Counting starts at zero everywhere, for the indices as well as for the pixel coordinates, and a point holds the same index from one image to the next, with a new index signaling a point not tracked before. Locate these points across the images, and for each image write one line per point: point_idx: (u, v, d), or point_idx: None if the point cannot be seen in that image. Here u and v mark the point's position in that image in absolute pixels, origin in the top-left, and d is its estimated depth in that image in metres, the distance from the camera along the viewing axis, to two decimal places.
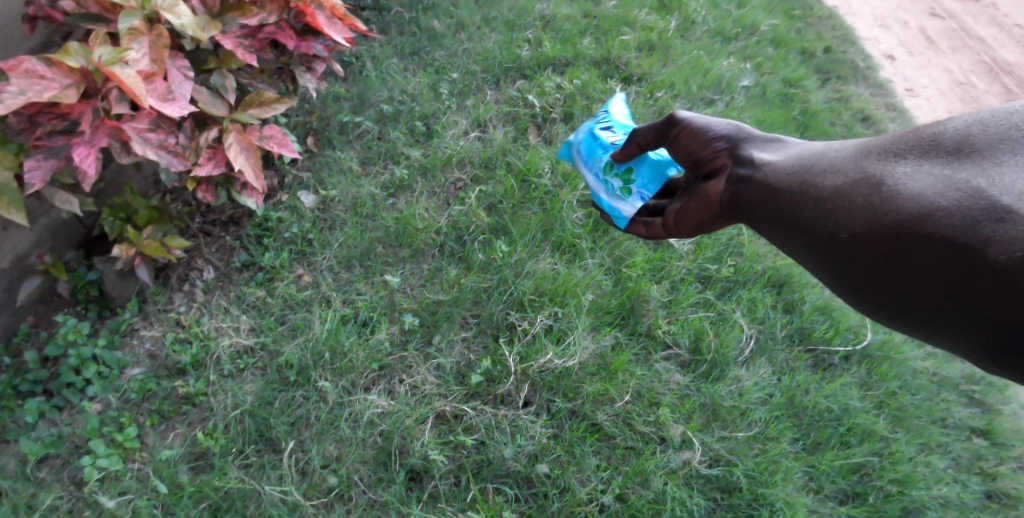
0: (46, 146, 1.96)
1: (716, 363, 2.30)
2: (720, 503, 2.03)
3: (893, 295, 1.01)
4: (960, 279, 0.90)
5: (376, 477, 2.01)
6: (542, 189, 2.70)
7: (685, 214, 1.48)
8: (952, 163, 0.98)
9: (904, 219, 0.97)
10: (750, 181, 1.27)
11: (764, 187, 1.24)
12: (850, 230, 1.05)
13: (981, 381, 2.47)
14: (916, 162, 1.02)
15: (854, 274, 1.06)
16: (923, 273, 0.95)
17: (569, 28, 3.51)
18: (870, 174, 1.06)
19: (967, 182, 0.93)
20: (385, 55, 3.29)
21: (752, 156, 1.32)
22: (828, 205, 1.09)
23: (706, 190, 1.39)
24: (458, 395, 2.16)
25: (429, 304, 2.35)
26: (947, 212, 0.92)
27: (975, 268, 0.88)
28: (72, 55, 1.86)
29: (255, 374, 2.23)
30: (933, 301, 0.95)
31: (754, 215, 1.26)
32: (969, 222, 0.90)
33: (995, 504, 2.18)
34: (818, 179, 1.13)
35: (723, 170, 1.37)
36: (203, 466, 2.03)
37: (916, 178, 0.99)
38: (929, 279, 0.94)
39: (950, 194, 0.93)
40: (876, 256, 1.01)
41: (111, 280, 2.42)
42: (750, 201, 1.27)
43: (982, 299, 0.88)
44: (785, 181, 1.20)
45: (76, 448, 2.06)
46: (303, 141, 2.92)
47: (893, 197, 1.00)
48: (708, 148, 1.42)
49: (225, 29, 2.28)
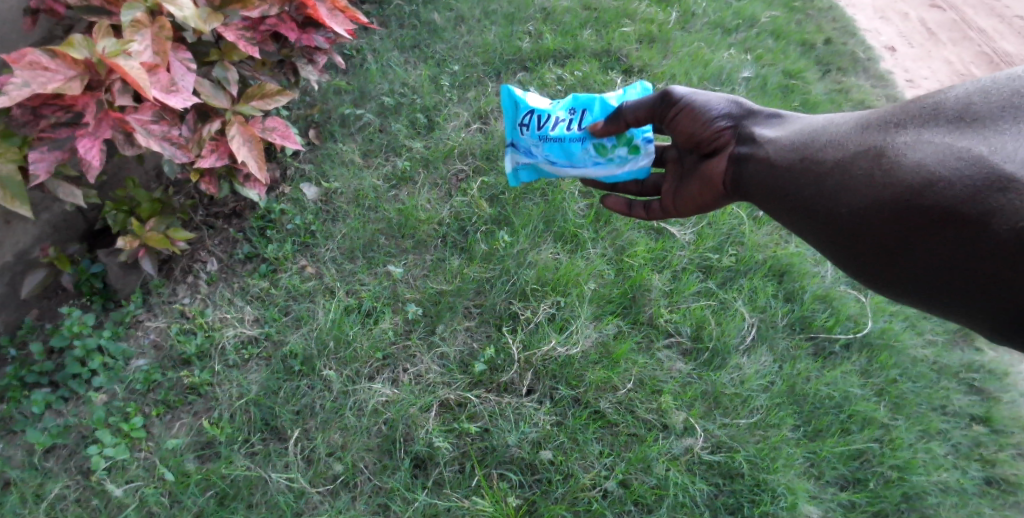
0: (50, 138, 1.96)
1: (718, 352, 2.32)
2: (722, 489, 2.05)
3: (896, 261, 1.18)
4: (963, 245, 1.05)
5: (381, 464, 2.03)
6: (543, 180, 2.71)
7: (690, 194, 1.65)
8: (951, 134, 1.13)
9: (905, 191, 1.13)
10: (751, 157, 1.47)
11: (768, 164, 1.42)
12: (854, 204, 1.22)
13: (980, 369, 2.49)
14: (915, 135, 1.17)
15: (859, 240, 1.22)
16: (926, 240, 1.11)
17: (569, 20, 3.51)
18: (872, 148, 1.22)
19: (967, 152, 1.08)
20: (385, 48, 3.30)
21: (755, 135, 1.50)
22: (832, 180, 1.26)
23: (713, 169, 1.56)
24: (462, 383, 2.17)
25: (432, 294, 2.37)
26: (948, 184, 1.07)
27: (979, 235, 1.03)
28: (75, 47, 1.86)
29: (259, 365, 2.25)
30: (935, 269, 1.11)
31: (760, 189, 1.44)
32: (971, 193, 1.04)
33: (994, 490, 2.19)
34: (824, 154, 1.31)
35: (727, 149, 1.55)
36: (209, 455, 2.05)
37: (917, 148, 1.15)
38: (934, 249, 1.10)
39: (950, 164, 1.08)
40: (880, 224, 1.17)
41: (114, 273, 2.41)
42: (757, 179, 1.44)
43: (987, 266, 1.03)
44: (791, 159, 1.37)
45: (83, 438, 2.08)
46: (305, 134, 2.93)
47: (894, 169, 1.16)
48: (710, 128, 1.57)
49: (227, 21, 2.27)
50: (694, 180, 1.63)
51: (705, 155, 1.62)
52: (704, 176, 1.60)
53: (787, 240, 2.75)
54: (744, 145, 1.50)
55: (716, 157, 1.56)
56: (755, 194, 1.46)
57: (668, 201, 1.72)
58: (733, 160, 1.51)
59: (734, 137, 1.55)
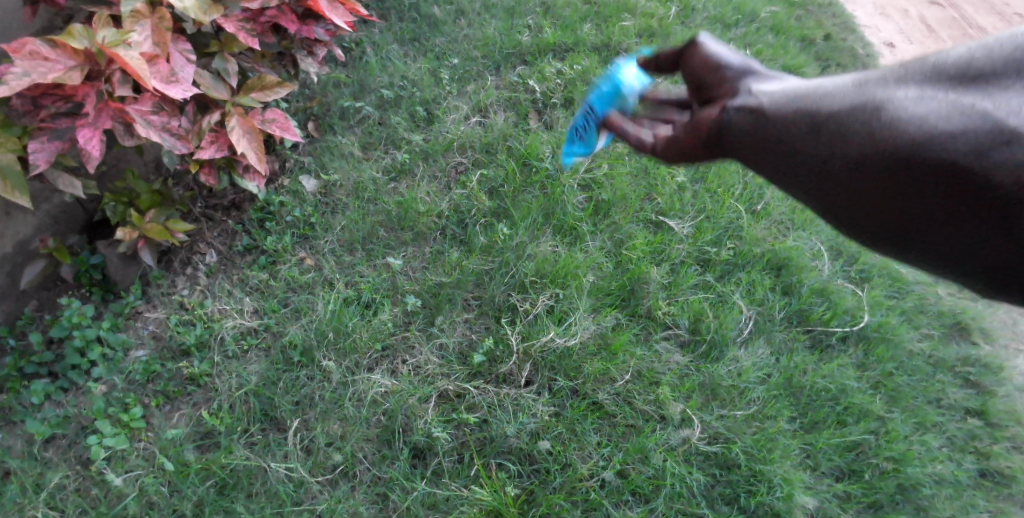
0: (50, 128, 1.97)
1: (715, 344, 2.33)
2: (719, 480, 2.06)
3: (889, 230, 0.95)
4: (965, 209, 0.85)
5: (380, 454, 2.04)
6: (542, 173, 2.71)
7: (674, 143, 1.26)
8: (958, 88, 0.90)
9: (903, 147, 0.89)
10: (742, 106, 1.10)
11: (757, 113, 1.07)
12: (845, 162, 0.95)
13: (976, 363, 2.50)
14: (918, 89, 0.92)
15: (848, 206, 0.98)
16: (925, 205, 0.89)
17: (569, 14, 3.51)
18: (862, 98, 0.96)
19: (973, 108, 0.85)
20: (385, 41, 3.30)
21: (751, 86, 1.14)
22: (823, 131, 0.98)
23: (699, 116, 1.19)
24: (461, 374, 2.19)
25: (432, 286, 2.37)
26: (950, 139, 0.85)
27: (981, 196, 0.83)
28: (75, 37, 1.86)
29: (259, 356, 2.26)
30: (937, 238, 0.90)
31: (740, 148, 1.10)
32: (976, 149, 0.83)
33: (989, 482, 2.21)
34: (808, 102, 1.02)
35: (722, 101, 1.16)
36: (208, 445, 2.06)
37: (919, 104, 0.90)
38: (935, 215, 0.88)
39: (954, 119, 0.86)
40: (873, 187, 0.93)
41: (114, 265, 2.42)
42: (745, 132, 1.09)
43: (992, 232, 0.84)
44: (775, 107, 1.05)
45: (82, 428, 2.09)
46: (304, 127, 2.94)
47: (891, 123, 0.91)
48: (715, 75, 1.21)
49: (227, 13, 2.27)
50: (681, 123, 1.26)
51: (705, 103, 1.24)
52: (692, 123, 1.21)
53: (785, 233, 2.76)
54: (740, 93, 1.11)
55: (713, 104, 1.19)
56: (734, 148, 1.11)
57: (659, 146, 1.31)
58: (723, 108, 1.12)
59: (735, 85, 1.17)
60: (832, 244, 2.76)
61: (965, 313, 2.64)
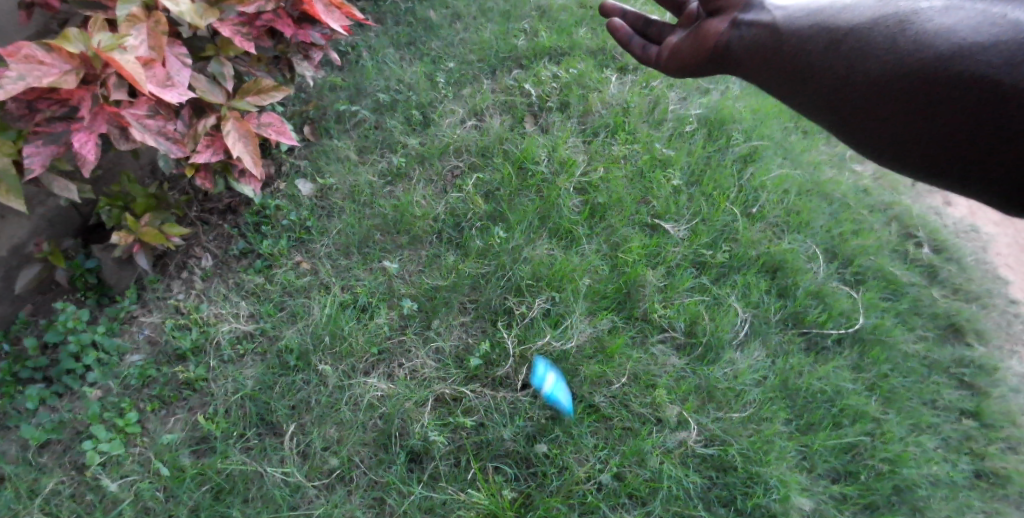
0: (46, 132, 1.97)
1: (711, 346, 2.33)
2: (716, 482, 2.06)
3: (904, 135, 1.32)
4: (977, 110, 1.20)
5: (376, 458, 2.04)
6: (538, 177, 2.72)
7: (678, 53, 1.67)
8: (981, 0, 1.23)
9: (933, 59, 1.23)
10: (753, 25, 1.49)
11: (772, 31, 1.45)
12: (869, 71, 1.32)
13: (970, 365, 2.52)
14: (941, 2, 1.27)
15: (869, 112, 1.35)
16: (938, 112, 1.25)
17: (565, 17, 3.51)
18: (888, 17, 1.31)
19: (1003, 18, 1.18)
20: (381, 44, 3.30)
21: (761, 4, 1.50)
22: (846, 47, 1.34)
23: (708, 28, 1.57)
24: (458, 377, 2.18)
25: (428, 290, 2.37)
26: (982, 50, 1.18)
27: (997, 97, 1.17)
28: (71, 41, 1.86)
29: (254, 360, 2.25)
30: (943, 142, 1.28)
31: (769, 55, 1.47)
32: (1007, 61, 1.16)
33: (983, 483, 2.22)
34: (835, 24, 1.37)
35: (732, 11, 1.53)
36: (204, 450, 2.06)
37: (946, 16, 1.25)
38: (945, 120, 1.25)
39: (985, 31, 1.19)
40: (899, 91, 1.28)
41: (109, 269, 2.45)
42: (753, 44, 1.49)
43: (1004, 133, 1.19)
44: (801, 27, 1.42)
45: (77, 433, 2.09)
46: (299, 130, 2.94)
47: (915, 37, 1.26)
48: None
49: (222, 17, 2.28)
50: (687, 35, 1.64)
51: (710, 12, 1.59)
52: (698, 36, 1.60)
53: (780, 236, 2.77)
54: (751, 11, 1.50)
55: (718, 17, 1.56)
56: (742, 63, 1.53)
57: (664, 55, 1.72)
58: (734, 23, 1.51)
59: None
60: (827, 246, 2.76)
61: (959, 314, 2.65)
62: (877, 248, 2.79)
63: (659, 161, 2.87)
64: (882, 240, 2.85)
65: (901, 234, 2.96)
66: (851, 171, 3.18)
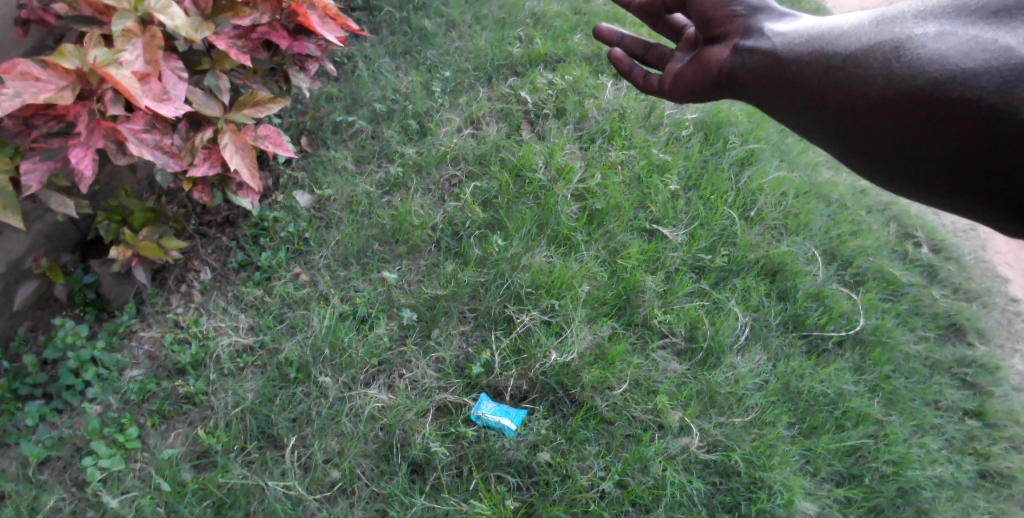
0: (42, 148, 1.97)
1: (712, 351, 2.33)
2: (719, 488, 2.05)
3: (905, 159, 1.30)
4: (972, 134, 1.16)
5: (378, 470, 2.03)
6: (536, 184, 2.72)
7: (682, 78, 1.77)
8: (975, 25, 1.21)
9: (926, 82, 1.22)
10: (754, 52, 1.56)
11: (772, 56, 1.52)
12: (869, 97, 1.32)
13: (972, 364, 2.52)
14: (936, 27, 1.25)
15: (871, 136, 1.34)
16: (936, 136, 1.22)
17: (560, 24, 3.52)
18: (887, 42, 1.31)
19: (994, 43, 1.16)
20: (377, 54, 3.31)
21: (762, 30, 1.58)
22: (845, 73, 1.36)
23: (710, 55, 1.66)
24: (460, 386, 2.19)
25: (427, 299, 2.37)
26: (974, 75, 1.15)
27: (990, 120, 1.13)
28: (67, 57, 1.86)
29: (254, 373, 2.24)
30: (944, 166, 1.23)
31: (768, 80, 1.54)
32: (997, 84, 1.12)
33: (988, 483, 2.21)
34: (835, 50, 1.40)
35: (734, 39, 1.62)
36: (205, 464, 2.05)
37: (940, 41, 1.23)
38: (943, 144, 1.21)
39: (977, 56, 1.16)
40: (897, 116, 1.27)
41: (108, 283, 2.46)
42: (756, 69, 1.56)
43: (999, 156, 1.13)
44: (801, 54, 1.47)
45: (77, 449, 2.07)
46: (297, 142, 2.94)
47: (910, 62, 1.25)
48: (726, 11, 1.64)
49: (218, 30, 2.29)
50: (691, 62, 1.75)
51: (712, 40, 1.69)
52: (702, 62, 1.70)
53: (779, 238, 2.76)
54: (750, 38, 1.58)
55: (720, 45, 1.65)
56: (744, 87, 1.61)
57: (668, 80, 1.82)
58: (735, 50, 1.60)
59: (742, 27, 1.61)
60: (826, 248, 2.76)
61: (960, 314, 2.65)
62: (876, 249, 2.79)
63: (656, 167, 2.87)
64: (880, 240, 2.85)
65: (900, 235, 2.96)
66: (847, 173, 3.19)
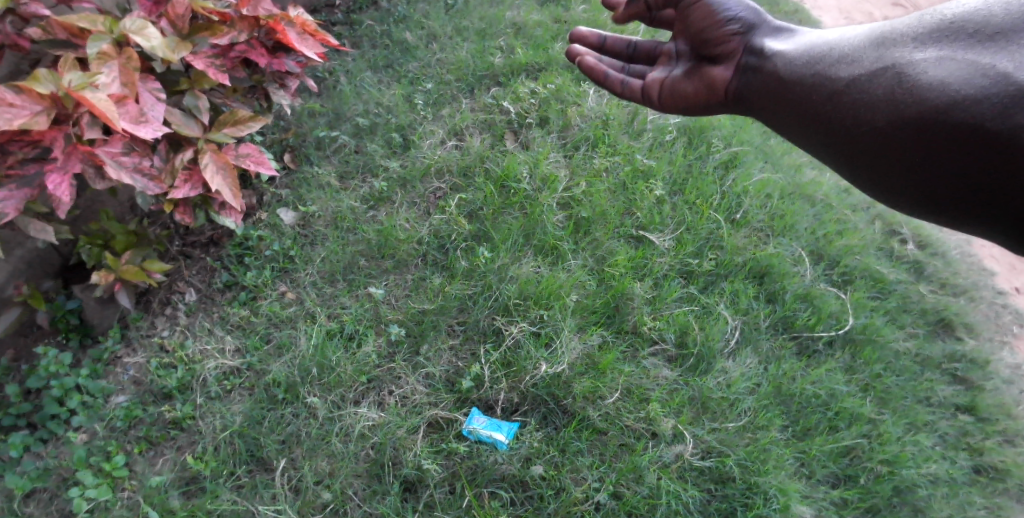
0: (18, 175, 1.94)
1: (703, 356, 2.32)
2: (715, 495, 2.04)
3: (911, 180, 1.37)
4: (979, 156, 1.24)
5: (370, 490, 2.00)
6: (521, 194, 2.71)
7: (678, 94, 1.89)
8: (973, 49, 1.30)
9: (930, 108, 1.30)
10: (759, 69, 1.70)
11: (778, 81, 1.64)
12: (874, 122, 1.40)
13: (962, 359, 2.52)
14: (935, 52, 1.34)
15: (877, 158, 1.42)
16: (942, 158, 1.29)
17: (541, 33, 3.53)
18: (888, 68, 1.40)
19: (992, 69, 1.24)
20: (358, 68, 3.30)
21: (763, 49, 1.72)
22: (851, 99, 1.45)
23: (714, 71, 1.80)
24: (450, 402, 2.17)
25: (415, 314, 2.35)
26: (975, 102, 1.23)
27: (995, 143, 1.21)
28: (41, 82, 1.83)
29: (242, 395, 2.21)
30: (951, 186, 1.31)
31: (774, 98, 1.65)
32: (998, 110, 1.21)
33: (983, 478, 2.22)
34: (839, 77, 1.49)
35: (735, 57, 1.77)
36: (194, 491, 2.01)
37: (940, 66, 1.32)
38: (949, 166, 1.29)
39: (975, 82, 1.25)
40: (902, 139, 1.35)
41: (91, 308, 2.37)
42: (763, 88, 1.68)
43: (1003, 175, 1.21)
44: (805, 80, 1.57)
45: (64, 480, 2.03)
46: (280, 158, 2.91)
47: (914, 87, 1.34)
48: (724, 29, 1.79)
49: (195, 50, 2.27)
50: (686, 78, 1.87)
51: (710, 59, 1.83)
52: (703, 80, 1.83)
53: (765, 241, 2.76)
54: (754, 56, 1.72)
55: (722, 66, 1.79)
56: (754, 105, 1.72)
57: (660, 93, 1.93)
58: (740, 71, 1.75)
59: (742, 47, 1.76)
60: (812, 248, 2.77)
61: (947, 309, 2.66)
62: (862, 247, 2.80)
63: (641, 173, 2.87)
64: (866, 239, 2.86)
65: (885, 232, 2.97)
66: (830, 173, 3.22)
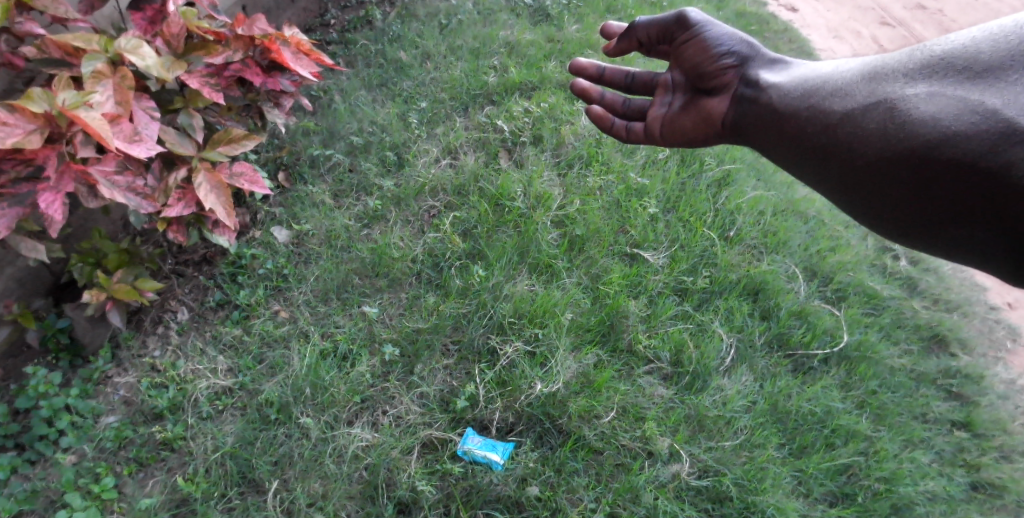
0: (10, 193, 1.94)
1: (698, 374, 2.32)
2: (712, 514, 2.02)
3: (905, 211, 1.38)
4: (971, 191, 1.25)
5: (364, 511, 1.97)
6: (515, 212, 2.72)
7: (678, 128, 1.92)
8: (962, 86, 1.32)
9: (922, 143, 1.31)
10: (754, 100, 1.72)
11: (772, 112, 1.65)
12: (868, 155, 1.41)
13: (956, 375, 2.53)
14: (926, 88, 1.36)
15: (872, 190, 1.43)
16: (935, 191, 1.31)
17: (534, 52, 3.56)
18: (880, 102, 1.42)
19: (981, 106, 1.26)
20: (353, 87, 3.31)
21: (758, 80, 1.74)
22: (845, 132, 1.46)
23: (712, 103, 1.82)
24: (444, 422, 2.15)
25: (409, 333, 2.34)
26: (965, 138, 1.25)
27: (987, 178, 1.22)
28: (34, 101, 1.83)
29: (234, 415, 2.19)
30: (944, 219, 1.32)
31: (768, 129, 1.67)
32: (988, 146, 1.22)
33: (981, 495, 2.21)
34: (833, 110, 1.50)
35: (731, 88, 1.79)
36: (185, 513, 1.98)
37: (930, 102, 1.33)
38: (942, 199, 1.30)
39: (965, 118, 1.26)
40: (896, 173, 1.36)
41: (81, 327, 2.33)
42: (757, 119, 1.69)
43: (995, 209, 1.23)
44: (799, 113, 1.58)
45: (51, 503, 2.00)
46: (274, 177, 2.91)
47: (906, 121, 1.35)
48: (719, 63, 1.82)
49: (190, 69, 2.27)
50: (686, 112, 1.90)
51: (707, 92, 1.86)
52: (701, 113, 1.85)
53: (759, 258, 2.76)
54: (749, 88, 1.74)
55: (719, 98, 1.81)
56: (748, 135, 1.73)
57: (661, 129, 1.97)
58: (736, 103, 1.76)
59: (738, 79, 1.78)
60: (806, 265, 2.78)
61: (941, 325, 2.67)
62: (855, 264, 2.81)
63: (634, 191, 2.88)
64: (859, 255, 2.87)
65: (877, 249, 2.99)
66: None
